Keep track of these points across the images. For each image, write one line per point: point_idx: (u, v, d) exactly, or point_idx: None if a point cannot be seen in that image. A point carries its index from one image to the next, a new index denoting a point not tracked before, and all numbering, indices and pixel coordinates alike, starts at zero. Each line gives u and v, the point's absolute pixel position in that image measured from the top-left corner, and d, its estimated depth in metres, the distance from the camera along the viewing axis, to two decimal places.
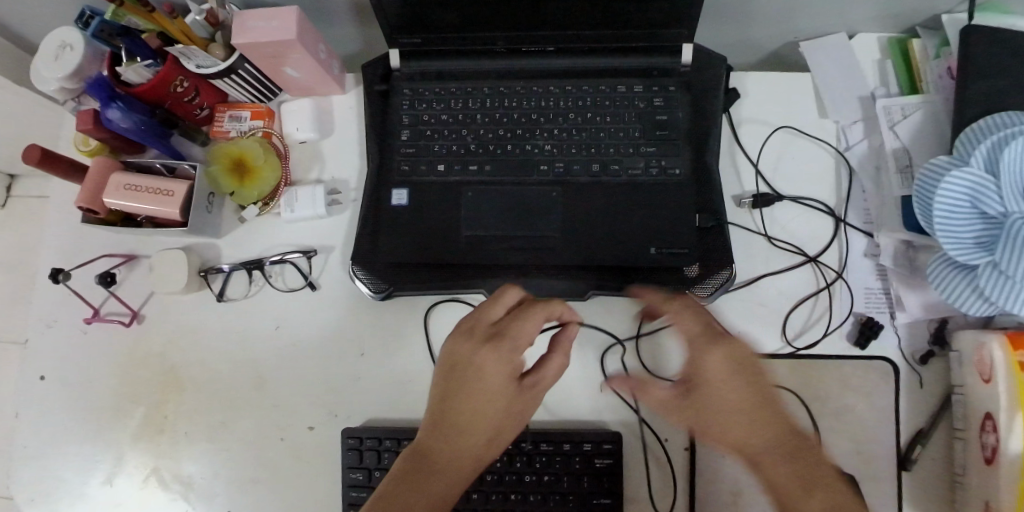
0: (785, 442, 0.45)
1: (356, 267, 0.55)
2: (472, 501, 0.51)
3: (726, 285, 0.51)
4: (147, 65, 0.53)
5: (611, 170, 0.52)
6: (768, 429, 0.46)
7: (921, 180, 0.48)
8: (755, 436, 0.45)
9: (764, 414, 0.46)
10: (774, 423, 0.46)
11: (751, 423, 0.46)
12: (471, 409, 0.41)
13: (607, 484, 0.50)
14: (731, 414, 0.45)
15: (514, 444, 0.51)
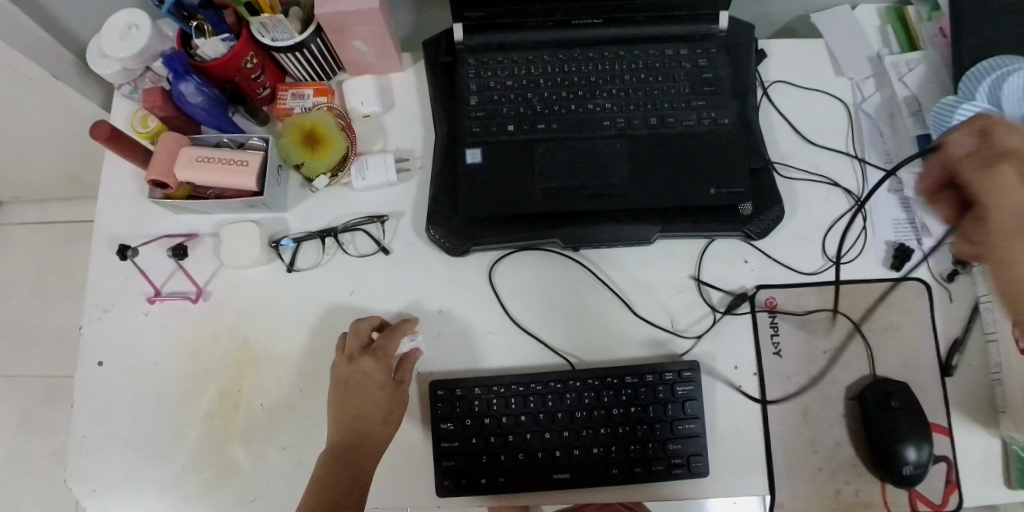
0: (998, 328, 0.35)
1: (432, 227, 0.57)
2: (564, 440, 0.53)
3: (777, 220, 0.57)
4: (224, 40, 0.56)
5: (667, 123, 0.58)
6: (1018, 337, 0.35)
7: (935, 115, 0.57)
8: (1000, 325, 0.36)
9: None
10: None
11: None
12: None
13: (691, 409, 0.53)
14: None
15: (599, 381, 0.54)
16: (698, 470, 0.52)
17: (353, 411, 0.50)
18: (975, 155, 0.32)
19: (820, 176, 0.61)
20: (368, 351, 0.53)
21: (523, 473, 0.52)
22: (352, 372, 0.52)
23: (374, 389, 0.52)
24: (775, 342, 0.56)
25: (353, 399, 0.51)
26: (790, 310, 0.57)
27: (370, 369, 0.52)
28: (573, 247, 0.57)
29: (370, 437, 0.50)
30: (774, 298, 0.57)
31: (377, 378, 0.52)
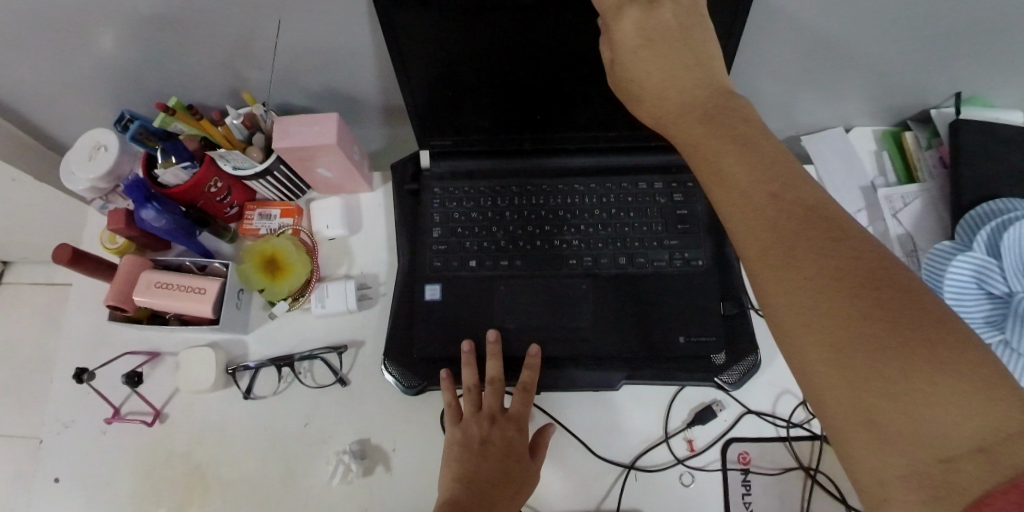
0: (833, 275, 0.28)
1: (388, 362, 0.55)
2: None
3: (751, 372, 0.53)
4: (184, 167, 0.55)
5: (637, 263, 0.55)
6: (832, 280, 0.28)
7: (929, 262, 0.53)
8: (781, 261, 0.29)
9: (858, 336, 0.27)
10: (846, 281, 0.28)
11: (860, 310, 0.27)
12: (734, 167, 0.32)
13: None
14: (763, 230, 0.30)
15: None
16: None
17: (485, 475, 0.48)
18: None
19: None
20: (508, 414, 0.51)
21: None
22: (489, 434, 0.50)
23: (504, 458, 0.49)
24: (747, 501, 0.52)
25: (484, 460, 0.49)
26: (764, 467, 0.53)
27: (512, 434, 0.50)
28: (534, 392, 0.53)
29: (494, 500, 0.46)
30: (747, 452, 0.54)
31: (509, 445, 0.50)
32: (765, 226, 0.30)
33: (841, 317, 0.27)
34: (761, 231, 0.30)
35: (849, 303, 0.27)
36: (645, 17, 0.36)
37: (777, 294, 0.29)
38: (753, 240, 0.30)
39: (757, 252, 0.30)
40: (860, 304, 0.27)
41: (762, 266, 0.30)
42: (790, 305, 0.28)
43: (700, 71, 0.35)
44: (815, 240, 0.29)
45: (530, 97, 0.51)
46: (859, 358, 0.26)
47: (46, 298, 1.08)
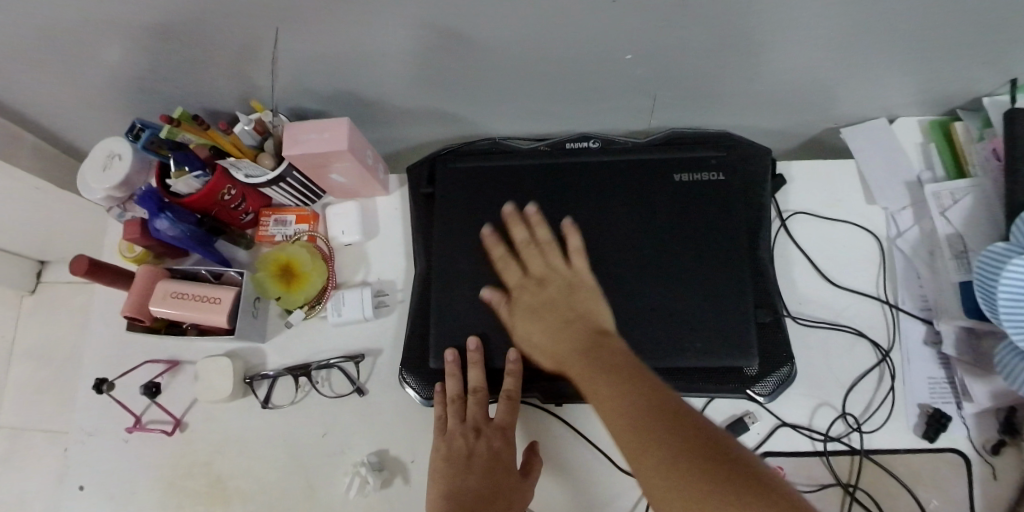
0: (653, 394, 0.36)
1: (406, 373, 0.54)
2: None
3: (785, 383, 0.51)
4: (196, 177, 0.53)
5: (669, 269, 0.51)
6: (634, 393, 0.37)
7: (981, 265, 0.49)
8: (596, 385, 0.39)
9: (647, 425, 0.34)
10: (641, 387, 0.37)
11: (675, 429, 0.33)
12: (534, 322, 0.48)
13: None
14: (575, 360, 0.43)
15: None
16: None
17: (469, 490, 0.46)
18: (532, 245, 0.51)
19: (844, 327, 0.53)
20: (494, 426, 0.50)
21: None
22: (475, 448, 0.48)
23: (492, 474, 0.47)
24: None
25: (466, 472, 0.47)
26: (801, 482, 0.51)
27: (501, 449, 0.49)
28: (554, 401, 0.53)
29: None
30: (782, 467, 0.51)
31: (496, 455, 0.48)
32: (603, 382, 0.39)
33: (650, 421, 0.34)
34: (539, 326, 0.47)
35: (639, 399, 0.36)
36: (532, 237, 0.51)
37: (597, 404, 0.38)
38: (590, 387, 0.40)
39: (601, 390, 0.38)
40: (664, 403, 0.35)
41: (598, 386, 0.39)
42: (603, 399, 0.38)
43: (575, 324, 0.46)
44: (616, 369, 0.40)
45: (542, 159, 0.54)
46: (635, 442, 0.34)
47: None
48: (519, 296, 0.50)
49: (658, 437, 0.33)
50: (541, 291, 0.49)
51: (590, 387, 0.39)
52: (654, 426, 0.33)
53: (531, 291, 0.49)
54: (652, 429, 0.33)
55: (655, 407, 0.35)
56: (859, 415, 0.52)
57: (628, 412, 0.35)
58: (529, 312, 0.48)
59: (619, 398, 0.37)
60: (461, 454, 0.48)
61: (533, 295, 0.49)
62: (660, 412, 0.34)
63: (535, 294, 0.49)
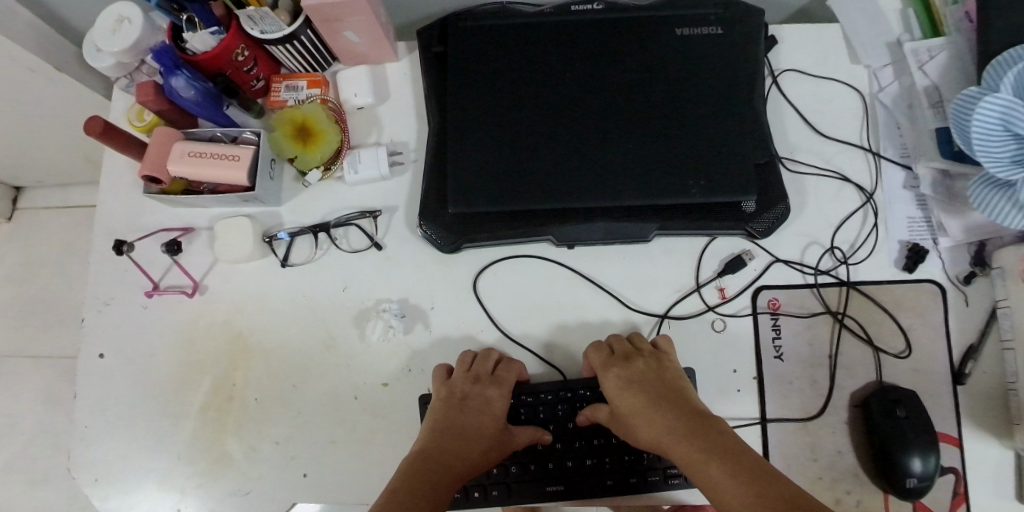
0: (685, 428, 0.44)
1: (423, 223, 0.57)
2: (555, 452, 0.53)
3: (780, 217, 0.55)
4: (212, 33, 0.54)
5: (671, 112, 0.54)
6: (693, 433, 0.44)
7: (956, 108, 0.52)
8: (671, 448, 0.44)
9: (742, 462, 0.40)
10: (686, 407, 0.46)
11: (733, 463, 0.40)
12: (636, 399, 0.48)
13: None
14: (643, 403, 0.48)
15: (591, 393, 0.53)
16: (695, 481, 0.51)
17: (461, 436, 0.49)
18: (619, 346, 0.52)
19: (831, 172, 0.58)
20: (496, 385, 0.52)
21: (516, 486, 0.52)
22: (471, 393, 0.51)
23: (478, 422, 0.50)
24: (777, 345, 0.54)
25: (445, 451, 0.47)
26: (794, 311, 0.55)
27: (487, 396, 0.51)
28: (567, 244, 0.56)
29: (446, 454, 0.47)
30: (777, 298, 0.56)
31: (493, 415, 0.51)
32: (703, 459, 0.42)
33: (702, 438, 0.43)
34: (636, 403, 0.48)
35: (688, 437, 0.44)
36: (624, 371, 0.50)
37: (672, 451, 0.44)
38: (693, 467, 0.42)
39: (695, 470, 0.42)
40: (704, 422, 0.44)
41: (672, 439, 0.44)
42: (692, 451, 0.42)
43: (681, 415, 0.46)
44: (678, 405, 0.47)
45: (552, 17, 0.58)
46: (741, 482, 0.39)
47: (62, 221, 1.08)
48: (620, 400, 0.49)
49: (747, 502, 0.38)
50: (629, 368, 0.50)
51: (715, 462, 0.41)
52: (724, 462, 0.41)
53: (616, 369, 0.50)
54: (739, 483, 0.39)
55: (731, 449, 0.42)
56: (850, 246, 0.57)
57: (738, 445, 0.42)
58: (620, 385, 0.49)
59: (704, 452, 0.42)
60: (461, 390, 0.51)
61: (619, 372, 0.50)
62: (743, 460, 0.41)
63: (618, 372, 0.50)
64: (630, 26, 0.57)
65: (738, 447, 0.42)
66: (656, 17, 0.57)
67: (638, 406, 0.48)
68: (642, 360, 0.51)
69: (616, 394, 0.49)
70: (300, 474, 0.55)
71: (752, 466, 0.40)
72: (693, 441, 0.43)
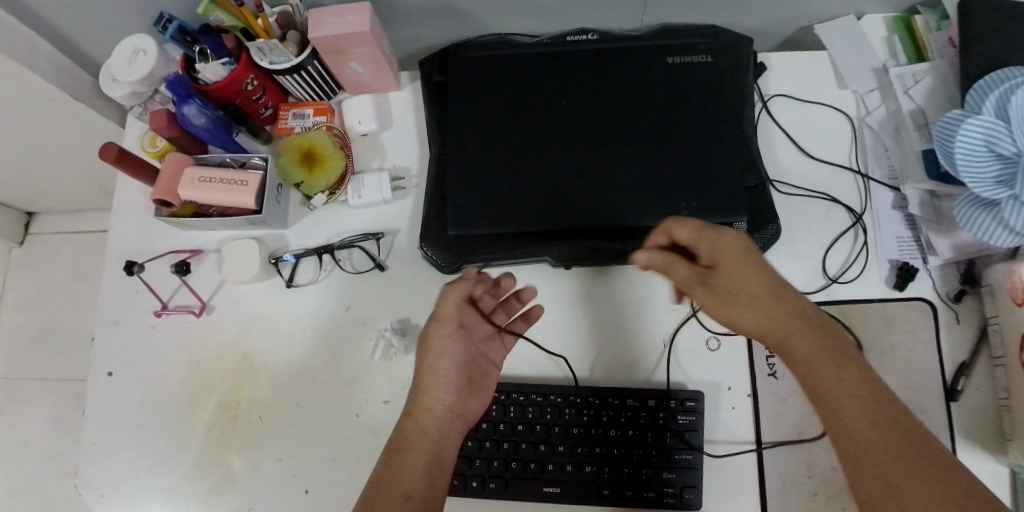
0: (807, 361, 0.39)
1: (424, 245, 0.58)
2: (557, 454, 0.54)
3: (772, 237, 0.56)
4: (223, 63, 0.57)
5: (663, 136, 0.56)
6: (808, 322, 0.40)
7: (940, 130, 0.54)
8: (793, 343, 0.40)
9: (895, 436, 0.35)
10: (785, 301, 0.41)
11: (859, 392, 0.37)
12: (743, 279, 0.41)
13: (690, 439, 0.53)
14: (751, 289, 0.41)
15: (601, 400, 0.55)
16: (690, 502, 0.51)
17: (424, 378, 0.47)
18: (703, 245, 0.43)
19: (819, 193, 0.60)
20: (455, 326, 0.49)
21: (514, 481, 0.53)
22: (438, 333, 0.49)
23: (441, 346, 0.48)
24: (770, 363, 0.55)
25: (414, 439, 0.44)
26: None
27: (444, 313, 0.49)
28: (565, 264, 0.58)
29: (425, 420, 0.46)
30: None
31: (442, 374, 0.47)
32: (862, 400, 0.37)
33: (893, 435, 0.35)
34: (745, 302, 0.41)
35: (850, 379, 0.38)
36: (709, 275, 0.42)
37: (792, 342, 0.40)
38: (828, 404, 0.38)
39: (842, 407, 0.37)
40: (896, 420, 0.36)
41: (823, 366, 0.39)
42: (846, 395, 0.37)
43: (793, 326, 0.40)
44: (801, 310, 0.41)
45: (549, 47, 0.60)
46: (884, 434, 0.35)
47: (71, 246, 1.10)
48: (722, 275, 0.41)
49: (883, 451, 0.35)
50: (721, 259, 0.42)
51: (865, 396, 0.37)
52: (857, 395, 0.37)
53: (710, 283, 0.42)
54: (876, 432, 0.36)
55: (863, 392, 0.37)
56: (841, 265, 0.58)
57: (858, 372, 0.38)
58: (734, 281, 0.41)
59: (857, 412, 0.37)
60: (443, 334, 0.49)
61: (719, 265, 0.42)
62: (873, 402, 0.37)
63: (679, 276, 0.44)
64: (624, 56, 0.59)
65: (856, 376, 0.38)
66: (648, 46, 0.59)
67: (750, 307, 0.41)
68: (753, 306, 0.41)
69: (727, 272, 0.41)
70: (302, 491, 0.56)
71: (915, 433, 0.36)
72: (834, 401, 0.37)
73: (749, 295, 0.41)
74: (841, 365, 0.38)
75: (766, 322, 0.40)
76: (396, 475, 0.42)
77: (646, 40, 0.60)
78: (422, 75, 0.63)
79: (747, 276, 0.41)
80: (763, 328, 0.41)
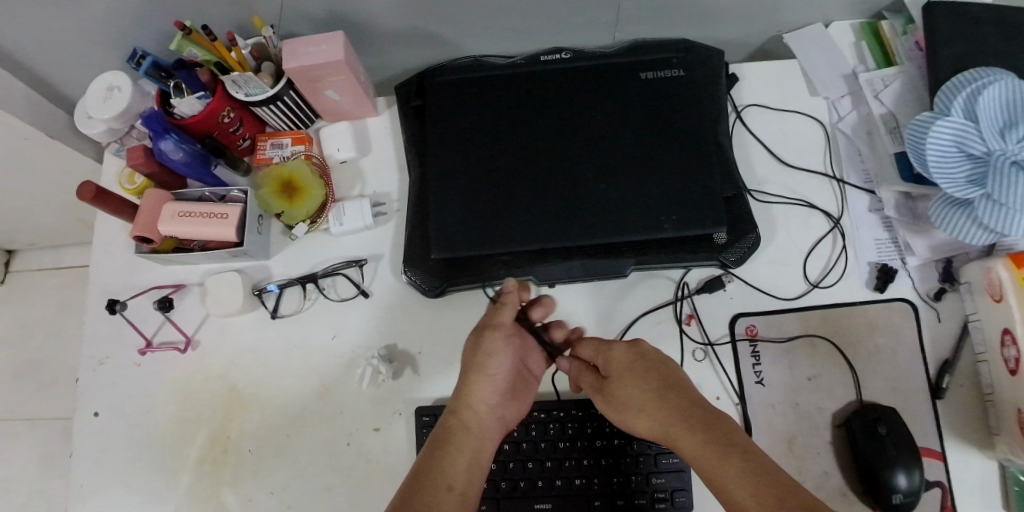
0: (691, 426, 0.41)
1: (408, 270, 0.58)
2: (546, 469, 0.53)
3: (752, 246, 0.57)
4: (199, 97, 0.56)
5: (641, 151, 0.57)
6: (681, 403, 0.43)
7: (911, 133, 0.55)
8: (677, 433, 0.42)
9: (757, 474, 0.37)
10: (682, 396, 0.44)
11: (726, 445, 0.39)
12: (633, 390, 0.45)
13: None
14: (638, 392, 0.45)
15: (585, 411, 0.54)
16: (681, 505, 0.52)
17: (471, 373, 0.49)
18: (598, 363, 0.49)
19: (797, 200, 0.61)
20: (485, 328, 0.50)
21: (506, 501, 0.53)
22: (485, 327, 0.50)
23: (479, 346, 0.50)
24: (758, 371, 0.56)
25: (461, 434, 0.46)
26: (772, 336, 0.57)
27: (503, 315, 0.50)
28: (549, 283, 0.58)
29: (471, 396, 0.48)
30: (754, 325, 0.57)
31: (494, 375, 0.49)
32: (728, 463, 0.38)
33: (769, 493, 0.36)
34: (631, 386, 0.46)
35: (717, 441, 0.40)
36: (600, 350, 0.49)
37: (675, 432, 0.42)
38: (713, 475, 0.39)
39: (711, 473, 0.39)
40: (775, 485, 0.36)
41: (681, 431, 0.42)
42: (732, 470, 0.38)
43: (673, 398, 0.44)
44: (673, 391, 0.44)
45: (523, 68, 0.61)
46: (761, 486, 0.36)
47: (55, 282, 1.09)
48: (615, 387, 0.47)
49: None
50: (608, 352, 0.48)
51: (717, 456, 0.39)
52: (712, 446, 0.39)
53: (601, 349, 0.49)
54: (734, 475, 0.38)
55: (736, 444, 0.39)
56: (823, 270, 0.59)
57: (750, 446, 0.39)
58: (625, 362, 0.47)
59: (716, 470, 0.39)
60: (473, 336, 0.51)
61: (602, 352, 0.49)
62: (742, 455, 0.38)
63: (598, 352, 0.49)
64: (598, 74, 0.60)
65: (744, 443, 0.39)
66: (621, 63, 0.60)
67: (633, 401, 0.45)
68: (621, 348, 0.48)
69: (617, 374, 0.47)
70: None
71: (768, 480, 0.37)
72: (703, 458, 0.40)
73: (626, 385, 0.46)
74: (716, 436, 0.40)
75: (645, 422, 0.44)
76: (440, 472, 0.43)
77: (618, 58, 0.60)
78: (398, 101, 0.63)
79: (651, 369, 0.46)
80: (643, 416, 0.44)
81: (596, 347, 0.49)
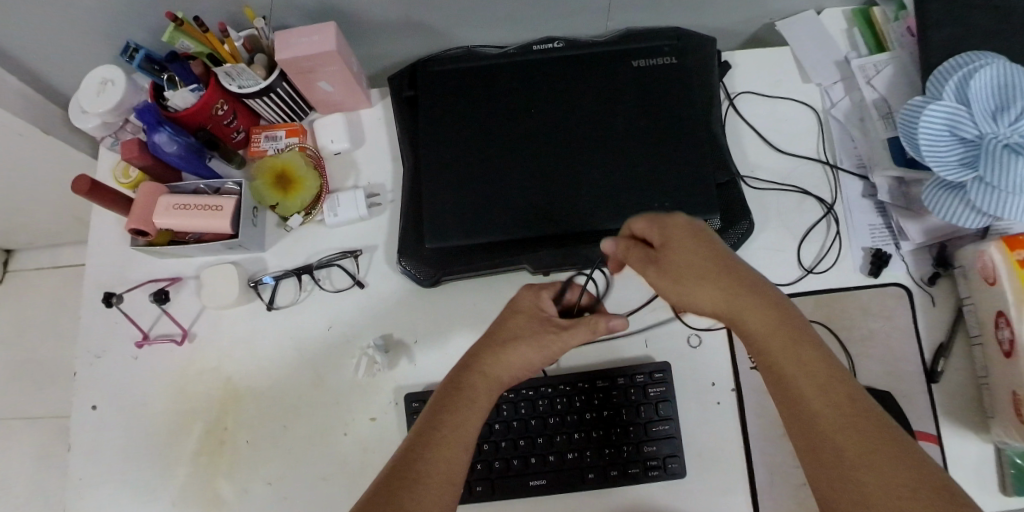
0: (818, 376, 0.37)
1: (403, 260, 0.59)
2: (538, 446, 0.54)
3: (745, 231, 0.57)
4: (191, 90, 0.57)
5: (635, 140, 0.57)
6: (815, 355, 0.38)
7: (903, 118, 0.55)
8: (799, 381, 0.37)
9: (900, 457, 0.33)
10: (789, 323, 0.39)
11: (851, 406, 0.35)
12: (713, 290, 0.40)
13: (665, 410, 0.53)
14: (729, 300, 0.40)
15: (572, 386, 0.55)
16: (674, 471, 0.52)
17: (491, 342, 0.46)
18: (653, 232, 0.43)
19: (790, 186, 0.61)
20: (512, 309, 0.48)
21: (499, 481, 0.53)
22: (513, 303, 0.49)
23: (497, 319, 0.48)
24: None
25: (479, 395, 0.42)
26: None
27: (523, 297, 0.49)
28: (543, 271, 0.58)
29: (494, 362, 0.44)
30: None
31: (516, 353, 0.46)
32: (853, 429, 0.35)
33: (897, 464, 0.33)
34: (708, 291, 0.40)
35: (868, 431, 0.34)
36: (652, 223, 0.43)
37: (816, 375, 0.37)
38: (839, 437, 0.35)
39: (843, 439, 0.34)
40: (911, 459, 0.33)
41: (837, 416, 0.35)
42: (849, 439, 0.34)
43: (789, 323, 0.39)
44: (783, 315, 0.39)
45: (516, 58, 0.61)
46: (896, 467, 0.33)
47: (53, 280, 1.09)
48: (673, 256, 0.42)
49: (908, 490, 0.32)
50: (654, 225, 0.44)
51: (846, 410, 0.35)
52: (841, 408, 0.36)
53: (642, 223, 0.44)
54: (863, 434, 0.34)
55: (861, 414, 0.35)
56: (817, 255, 0.59)
57: (864, 403, 0.36)
58: (682, 250, 0.42)
59: (847, 436, 0.34)
60: (495, 310, 0.49)
61: (648, 224, 0.44)
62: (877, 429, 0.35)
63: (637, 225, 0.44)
64: (590, 62, 0.60)
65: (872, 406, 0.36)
66: (613, 53, 0.60)
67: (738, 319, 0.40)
68: (680, 221, 0.43)
69: (677, 257, 0.42)
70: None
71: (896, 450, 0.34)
72: (834, 437, 0.35)
73: (704, 295, 0.40)
74: (841, 391, 0.36)
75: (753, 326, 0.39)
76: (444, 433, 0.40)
77: (610, 47, 0.60)
78: (392, 93, 0.63)
79: (715, 260, 0.41)
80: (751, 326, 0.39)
81: (651, 222, 0.43)
